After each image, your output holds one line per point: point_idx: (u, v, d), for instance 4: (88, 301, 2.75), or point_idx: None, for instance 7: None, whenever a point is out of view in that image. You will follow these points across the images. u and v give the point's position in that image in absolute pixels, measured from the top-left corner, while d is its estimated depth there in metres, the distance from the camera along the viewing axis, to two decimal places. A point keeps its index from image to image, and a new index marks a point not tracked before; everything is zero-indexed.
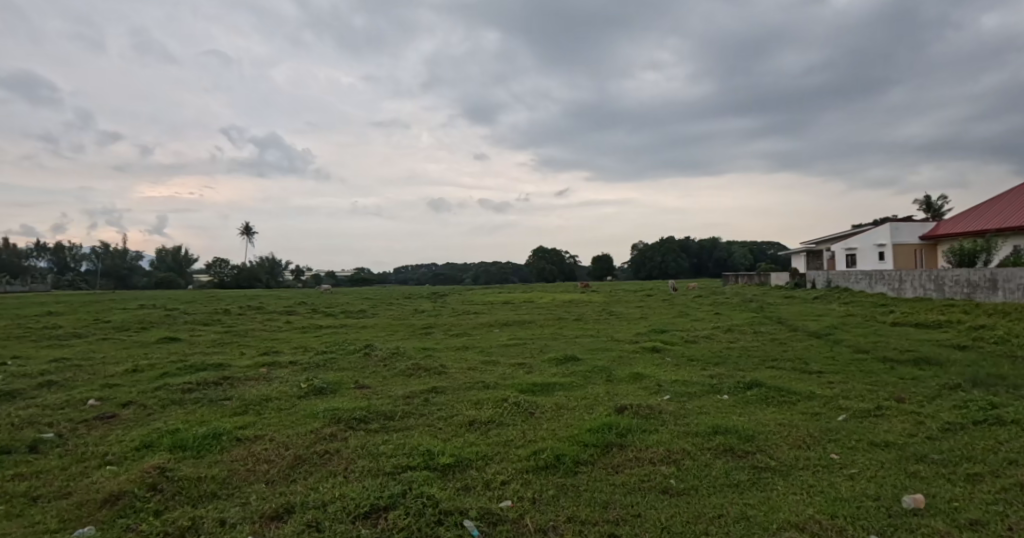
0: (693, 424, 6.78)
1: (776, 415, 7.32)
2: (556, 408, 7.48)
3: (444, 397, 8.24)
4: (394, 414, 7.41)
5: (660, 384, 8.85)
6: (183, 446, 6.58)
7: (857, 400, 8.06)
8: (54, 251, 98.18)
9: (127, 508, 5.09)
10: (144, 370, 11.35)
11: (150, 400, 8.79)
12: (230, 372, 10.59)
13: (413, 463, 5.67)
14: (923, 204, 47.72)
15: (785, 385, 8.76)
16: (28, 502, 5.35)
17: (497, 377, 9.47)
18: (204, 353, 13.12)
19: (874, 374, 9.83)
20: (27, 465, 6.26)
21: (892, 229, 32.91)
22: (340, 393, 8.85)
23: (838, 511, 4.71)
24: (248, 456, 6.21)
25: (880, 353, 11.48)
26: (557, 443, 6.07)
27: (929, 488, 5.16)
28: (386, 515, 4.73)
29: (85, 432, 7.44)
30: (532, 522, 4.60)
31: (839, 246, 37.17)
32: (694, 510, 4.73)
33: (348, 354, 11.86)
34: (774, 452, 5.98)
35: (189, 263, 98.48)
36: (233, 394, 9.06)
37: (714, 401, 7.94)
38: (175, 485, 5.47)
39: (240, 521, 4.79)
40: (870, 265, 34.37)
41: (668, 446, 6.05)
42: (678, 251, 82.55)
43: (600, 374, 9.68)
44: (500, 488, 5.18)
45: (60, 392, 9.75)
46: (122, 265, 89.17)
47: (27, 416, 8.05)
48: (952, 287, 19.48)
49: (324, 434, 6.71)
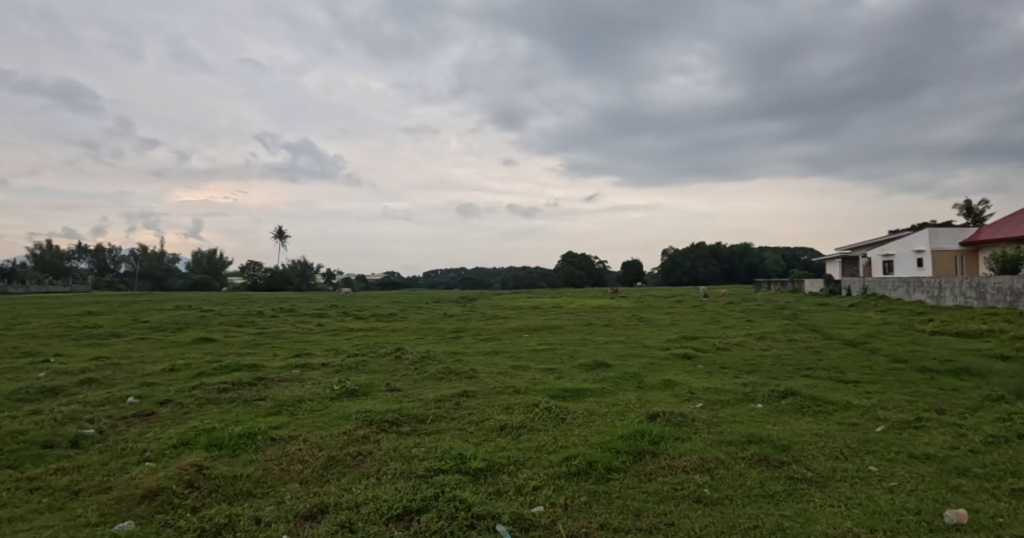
0: (726, 432, 6.68)
1: (811, 424, 7.20)
2: (587, 414, 7.47)
3: (476, 401, 8.28)
4: (426, 416, 7.49)
5: (692, 392, 8.76)
6: (219, 444, 6.76)
7: (896, 410, 7.88)
8: (95, 253, 101.71)
9: (165, 503, 5.25)
10: (181, 368, 11.73)
11: (187, 398, 9.07)
12: (263, 372, 10.86)
13: (444, 467, 5.70)
14: (963, 210, 46.47)
15: (820, 394, 8.60)
16: (71, 495, 5.56)
17: (527, 382, 9.52)
18: (238, 353, 13.49)
19: (912, 384, 9.56)
20: (69, 460, 6.49)
21: (931, 235, 32.08)
22: (372, 395, 8.98)
23: (877, 524, 4.60)
24: (282, 456, 6.33)
25: (919, 363, 11.13)
26: (588, 449, 6.06)
27: (972, 502, 5.01)
28: (418, 517, 4.78)
29: (125, 428, 7.71)
30: (563, 528, 4.58)
31: (876, 253, 36.38)
32: (728, 521, 4.67)
33: (378, 357, 12.08)
34: (810, 462, 5.88)
35: (222, 264, 100.96)
36: (267, 394, 9.27)
37: (747, 409, 7.84)
38: (211, 483, 5.61)
39: (274, 520, 4.88)
40: (908, 272, 33.54)
41: (702, 455, 5.98)
42: (709, 257, 81.58)
43: (631, 380, 9.63)
44: (532, 494, 5.17)
45: (100, 389, 10.11)
46: (158, 266, 91.82)
47: (69, 411, 8.38)
48: (994, 295, 18.86)
49: (356, 435, 6.83)
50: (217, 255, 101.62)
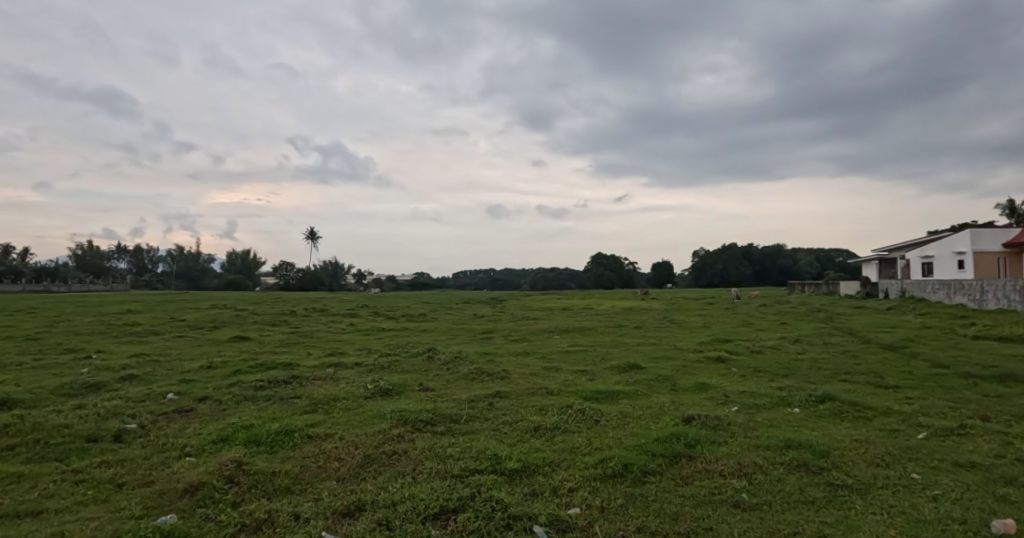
0: (763, 437, 6.59)
1: (850, 430, 7.06)
2: (621, 416, 7.45)
3: (509, 401, 8.32)
4: (460, 416, 7.55)
5: (727, 395, 8.66)
6: (257, 441, 6.93)
7: (938, 417, 7.67)
8: (133, 253, 104.78)
9: (206, 498, 5.40)
10: (218, 366, 12.02)
11: (224, 396, 9.31)
12: (298, 371, 11.08)
13: (480, 467, 5.75)
14: (1006, 210, 44.94)
15: (860, 400, 8.41)
16: (115, 487, 5.77)
17: (559, 383, 9.50)
18: (273, 352, 13.77)
19: (955, 390, 9.29)
20: (112, 453, 6.72)
21: (972, 236, 31.12)
22: (405, 394, 9.07)
23: (921, 534, 4.49)
24: (319, 453, 6.47)
25: (961, 368, 10.80)
26: (623, 452, 6.05)
27: (1020, 512, 4.86)
28: (455, 517, 4.84)
29: (165, 423, 7.96)
30: (600, 529, 4.59)
31: (914, 254, 35.39)
32: (767, 526, 4.61)
33: (410, 356, 12.21)
34: (851, 469, 5.77)
35: (255, 265, 103.16)
36: (302, 392, 9.45)
37: (784, 414, 7.71)
38: (250, 479, 5.76)
39: (312, 516, 4.99)
40: (948, 274, 32.57)
41: (739, 459, 5.92)
42: (740, 259, 80.34)
43: (664, 383, 9.56)
44: (568, 495, 5.18)
45: (141, 385, 10.44)
46: (194, 267, 94.15)
47: (113, 406, 8.68)
48: None
49: (392, 434, 6.92)
50: (250, 256, 103.76)
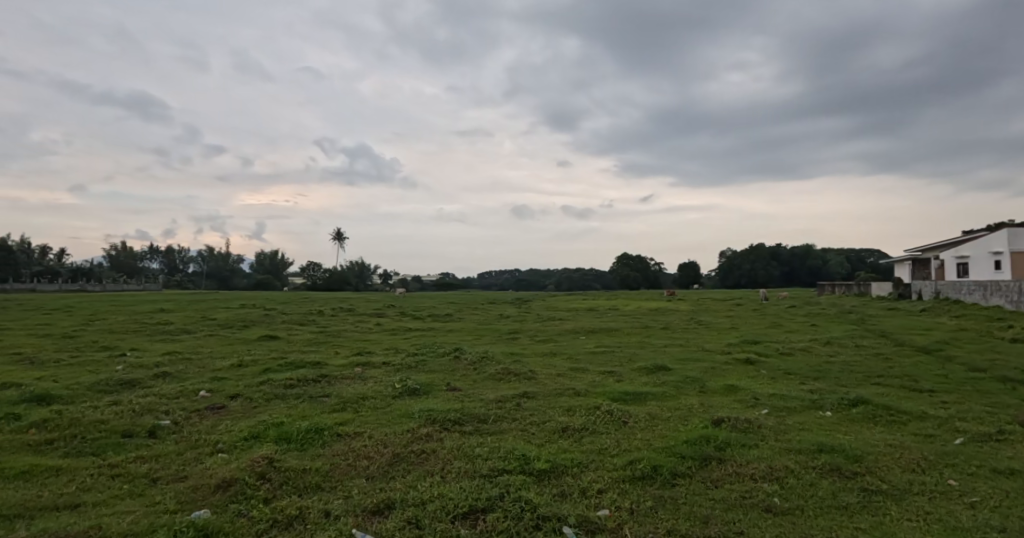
0: (795, 440, 6.51)
1: (884, 434, 6.92)
2: (650, 418, 7.41)
3: (536, 402, 8.34)
4: (488, 416, 7.59)
5: (757, 398, 8.55)
6: (288, 438, 7.06)
7: (976, 422, 7.47)
8: (166, 253, 107.29)
9: (238, 494, 5.53)
10: (248, 364, 12.27)
11: (255, 393, 9.50)
12: (328, 370, 11.26)
13: (508, 467, 5.79)
14: None
15: (894, 403, 8.24)
16: (150, 482, 5.94)
17: (586, 384, 9.50)
18: (301, 351, 13.98)
19: (993, 394, 9.04)
20: (147, 449, 6.92)
21: (1010, 235, 30.22)
22: (433, 394, 9.15)
23: None
24: (349, 451, 6.57)
25: (1000, 372, 10.50)
26: (652, 454, 6.03)
27: None
28: (484, 516, 4.88)
29: (198, 420, 8.16)
30: (629, 531, 4.59)
31: (949, 254, 34.51)
32: (800, 531, 4.56)
33: (437, 356, 12.30)
34: (885, 474, 5.67)
35: (282, 265, 104.81)
36: (331, 391, 9.60)
37: (815, 417, 7.60)
38: (281, 475, 5.88)
39: (343, 513, 5.07)
40: (985, 275, 31.67)
41: (771, 463, 5.85)
42: (768, 259, 79.13)
43: (692, 384, 9.48)
44: (596, 497, 5.18)
45: (174, 382, 10.71)
46: (224, 267, 95.97)
47: (147, 403, 8.92)
48: None
49: (420, 433, 6.99)
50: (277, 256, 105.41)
